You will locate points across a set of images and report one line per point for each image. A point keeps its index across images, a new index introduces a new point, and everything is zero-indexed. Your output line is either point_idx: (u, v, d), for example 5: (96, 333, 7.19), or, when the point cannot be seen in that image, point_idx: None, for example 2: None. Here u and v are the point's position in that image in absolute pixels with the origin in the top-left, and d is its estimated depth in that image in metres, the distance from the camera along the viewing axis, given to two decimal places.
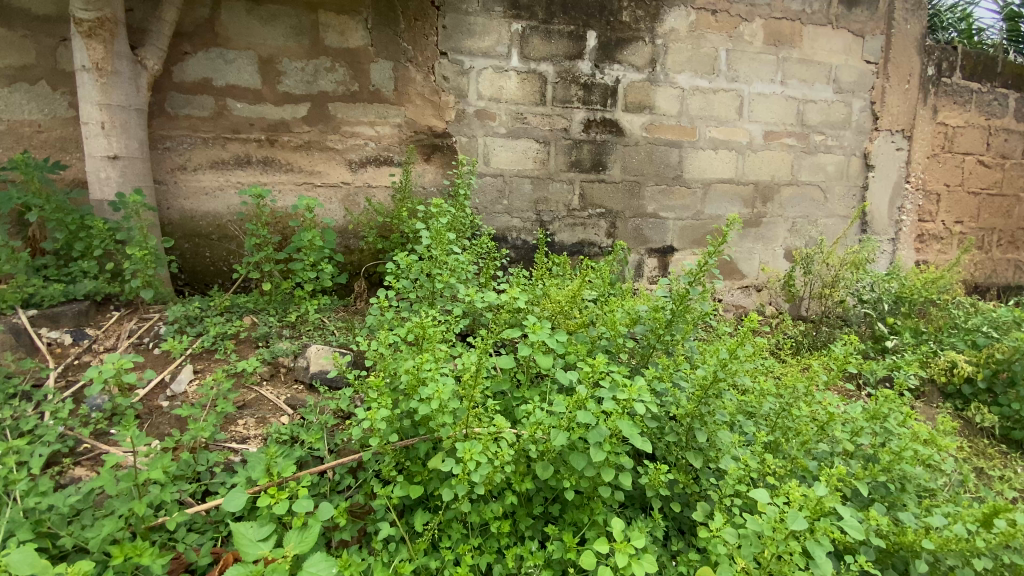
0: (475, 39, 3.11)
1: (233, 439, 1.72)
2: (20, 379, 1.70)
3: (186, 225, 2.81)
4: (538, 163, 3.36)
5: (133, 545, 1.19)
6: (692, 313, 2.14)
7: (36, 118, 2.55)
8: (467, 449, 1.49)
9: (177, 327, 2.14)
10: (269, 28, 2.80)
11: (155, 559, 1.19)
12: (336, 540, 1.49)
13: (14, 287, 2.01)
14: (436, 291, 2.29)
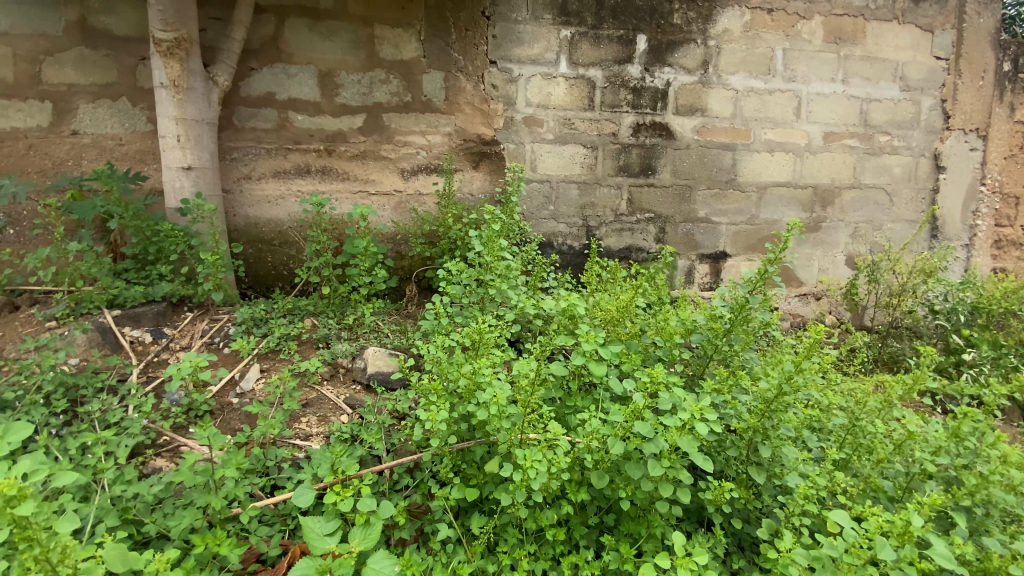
0: (524, 47, 3.14)
1: (297, 436, 1.79)
2: (107, 375, 1.82)
3: (250, 231, 2.96)
4: (586, 168, 3.34)
5: (213, 535, 1.26)
6: (751, 325, 2.03)
7: (118, 132, 2.76)
8: (525, 455, 1.48)
9: (244, 328, 2.25)
10: (328, 43, 2.92)
11: (233, 549, 1.26)
12: (395, 539, 1.52)
13: (101, 288, 2.16)
14: (488, 298, 2.30)
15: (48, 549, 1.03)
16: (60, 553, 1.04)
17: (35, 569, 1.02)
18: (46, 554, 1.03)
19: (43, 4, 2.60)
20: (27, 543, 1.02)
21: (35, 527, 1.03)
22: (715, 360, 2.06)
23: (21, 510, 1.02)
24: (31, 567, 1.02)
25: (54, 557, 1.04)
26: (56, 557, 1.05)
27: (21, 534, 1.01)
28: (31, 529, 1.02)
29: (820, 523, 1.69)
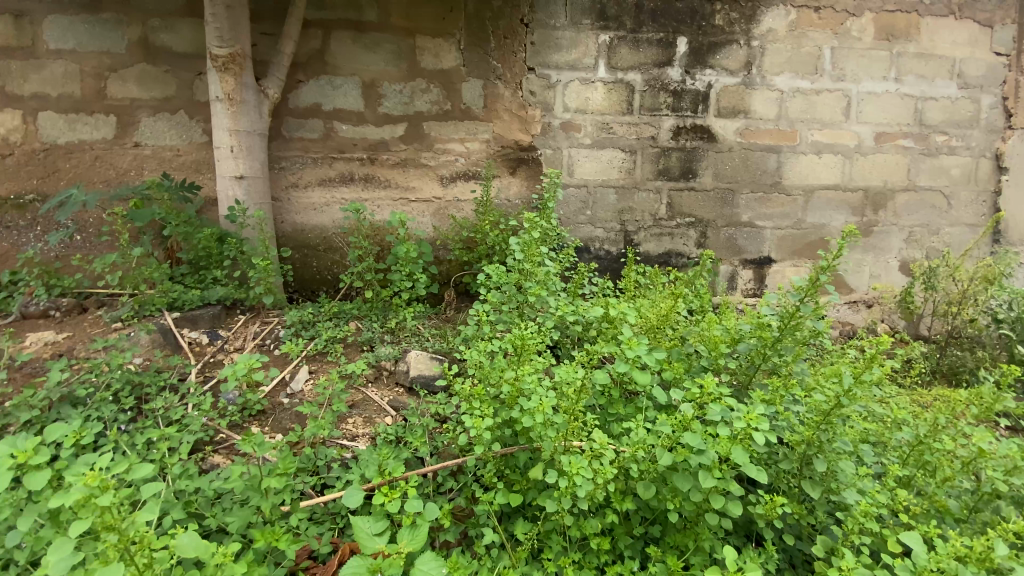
0: (563, 52, 3.14)
1: (344, 436, 1.83)
2: (169, 374, 1.91)
3: (297, 237, 3.06)
4: (624, 173, 3.31)
5: (272, 530, 1.29)
6: (803, 333, 1.96)
7: (176, 143, 2.91)
8: (571, 463, 1.46)
9: (293, 331, 2.33)
10: (372, 54, 3.00)
11: (288, 545, 1.29)
12: (440, 541, 1.53)
13: (161, 292, 2.28)
14: (527, 302, 2.29)
15: (128, 537, 1.08)
16: (139, 542, 1.08)
17: (116, 557, 1.05)
18: (127, 543, 1.07)
19: (110, 25, 2.77)
20: (109, 531, 1.06)
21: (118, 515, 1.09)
22: (762, 369, 1.99)
23: (105, 500, 1.09)
24: (112, 556, 1.05)
25: (133, 546, 1.08)
26: (135, 546, 1.09)
27: (104, 522, 1.07)
28: (115, 516, 1.08)
29: (879, 542, 1.61)
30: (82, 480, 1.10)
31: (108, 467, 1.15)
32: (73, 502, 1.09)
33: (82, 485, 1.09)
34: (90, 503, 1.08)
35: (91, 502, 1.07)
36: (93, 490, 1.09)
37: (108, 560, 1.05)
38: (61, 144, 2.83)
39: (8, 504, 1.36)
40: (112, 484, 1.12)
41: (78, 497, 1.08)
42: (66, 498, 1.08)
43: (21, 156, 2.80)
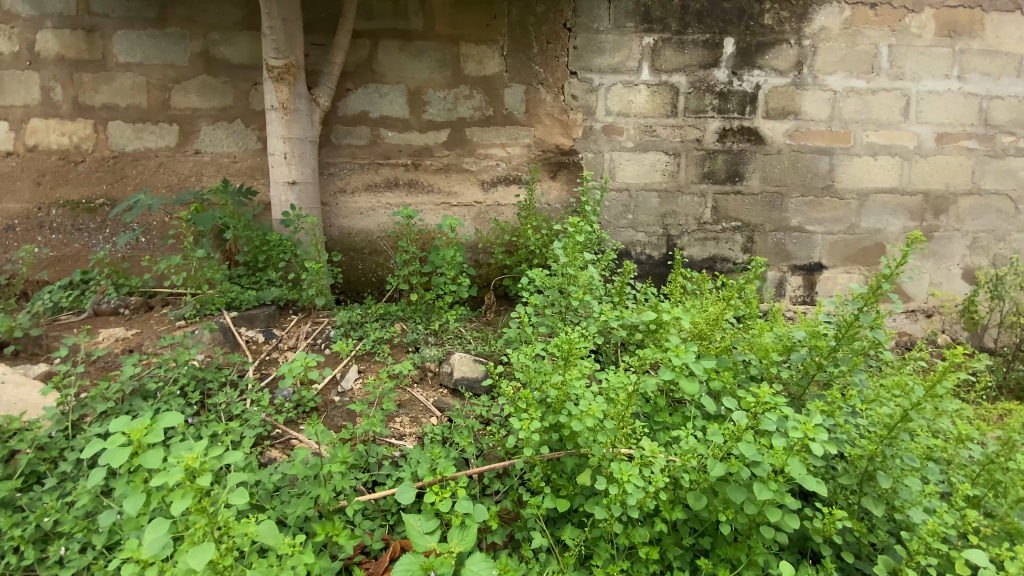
0: (606, 56, 3.12)
1: (392, 435, 1.88)
2: (229, 370, 2.00)
3: (344, 241, 3.15)
4: (667, 176, 3.26)
5: (332, 524, 1.36)
6: (860, 343, 1.87)
7: (233, 151, 3.05)
8: (622, 470, 1.44)
9: (343, 331, 2.40)
10: (417, 62, 3.07)
11: (348, 539, 1.36)
12: (488, 543, 1.55)
13: (220, 292, 2.40)
14: (571, 306, 2.27)
15: (215, 520, 1.12)
16: (224, 525, 1.13)
17: (204, 538, 1.10)
18: (213, 526, 1.12)
19: (174, 38, 2.93)
20: (200, 512, 1.10)
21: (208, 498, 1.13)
22: (817, 379, 1.92)
23: (201, 483, 1.11)
24: (201, 537, 1.10)
25: (219, 528, 1.13)
26: (219, 529, 1.13)
27: (198, 504, 1.10)
28: (206, 500, 1.12)
29: (946, 564, 1.52)
30: (183, 460, 1.12)
31: (204, 451, 1.17)
32: (170, 481, 1.10)
33: (183, 465, 1.11)
34: (188, 483, 1.11)
35: (190, 485, 1.09)
36: (191, 472, 1.11)
37: (197, 540, 1.10)
38: (129, 151, 3.00)
39: (87, 489, 1.45)
40: (208, 468, 1.14)
41: (177, 479, 1.09)
42: (166, 478, 1.09)
43: (93, 163, 2.99)
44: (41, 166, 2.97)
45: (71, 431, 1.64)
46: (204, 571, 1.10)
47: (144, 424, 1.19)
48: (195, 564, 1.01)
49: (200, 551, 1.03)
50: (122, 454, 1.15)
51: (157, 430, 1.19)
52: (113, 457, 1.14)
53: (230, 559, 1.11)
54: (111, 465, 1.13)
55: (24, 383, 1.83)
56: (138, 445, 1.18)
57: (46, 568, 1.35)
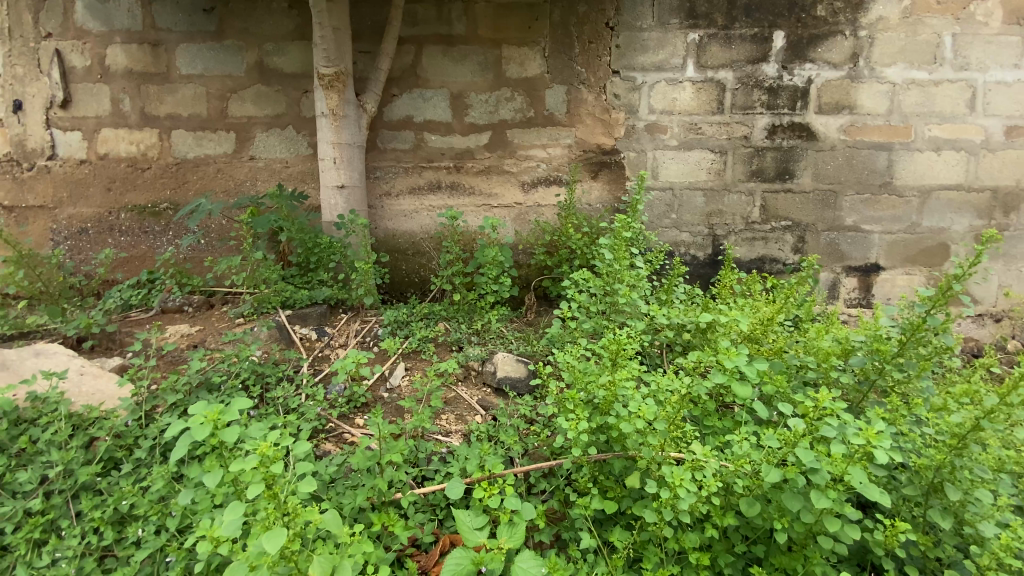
0: (649, 54, 3.08)
1: (439, 431, 1.93)
2: (286, 365, 2.09)
3: (389, 242, 3.23)
4: (713, 174, 3.18)
5: (387, 516, 1.41)
6: (926, 347, 1.81)
7: (285, 156, 3.19)
8: (675, 473, 1.41)
9: (390, 329, 2.47)
10: (460, 66, 3.11)
11: (403, 531, 1.40)
12: (535, 540, 1.56)
13: (276, 292, 2.50)
14: (616, 307, 2.24)
15: (284, 506, 1.17)
16: (292, 510, 1.17)
17: (275, 522, 1.15)
18: (282, 511, 1.16)
19: (231, 50, 3.08)
20: (272, 497, 1.17)
21: (279, 486, 1.19)
22: (876, 386, 1.83)
23: (274, 469, 1.18)
24: (273, 522, 1.14)
25: (287, 514, 1.17)
26: (288, 515, 1.17)
27: (270, 489, 1.17)
28: (278, 487, 1.19)
29: None
30: (259, 448, 1.19)
31: (277, 440, 1.23)
32: (247, 467, 1.17)
33: (258, 453, 1.19)
34: (262, 469, 1.18)
35: (265, 471, 1.16)
36: (266, 459, 1.18)
37: (269, 525, 1.15)
38: (190, 158, 3.18)
39: (161, 475, 1.54)
40: (279, 456, 1.21)
41: (253, 465, 1.17)
42: (244, 463, 1.16)
43: (158, 170, 3.18)
44: (111, 173, 3.18)
45: (144, 420, 1.75)
46: (275, 556, 1.14)
47: (220, 407, 1.27)
48: (268, 548, 1.05)
49: (272, 537, 1.07)
50: (203, 429, 1.21)
51: (232, 411, 1.26)
52: (196, 431, 1.20)
53: (299, 544, 1.16)
54: (195, 437, 1.18)
55: (102, 373, 1.96)
56: (216, 424, 1.24)
57: (125, 548, 1.46)
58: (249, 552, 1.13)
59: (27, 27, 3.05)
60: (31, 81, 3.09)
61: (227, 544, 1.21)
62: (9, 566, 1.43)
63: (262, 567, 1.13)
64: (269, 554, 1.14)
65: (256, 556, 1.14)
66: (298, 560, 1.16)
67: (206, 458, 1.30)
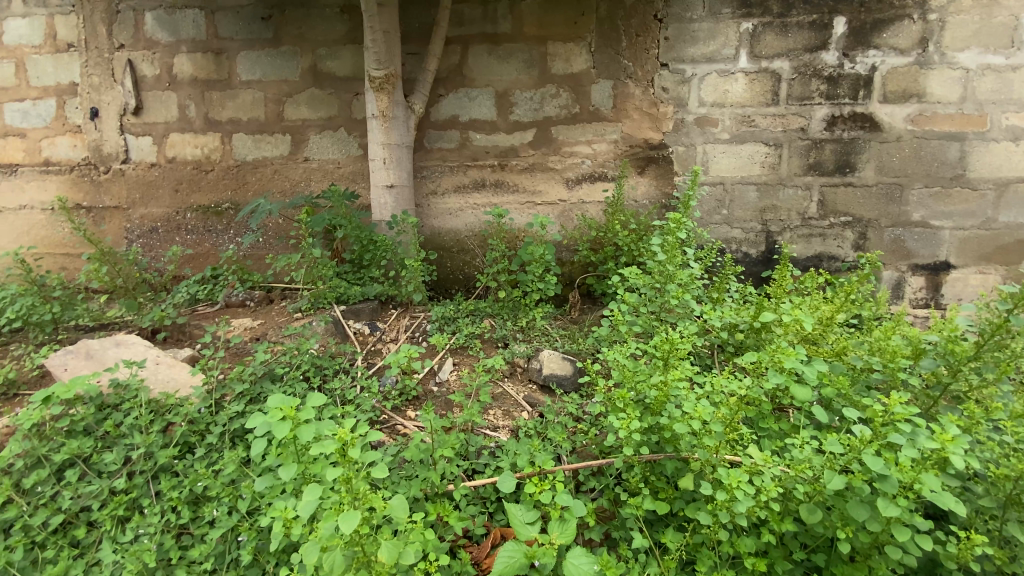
0: (699, 45, 3.00)
1: (487, 426, 1.96)
2: (342, 359, 2.17)
3: (435, 240, 3.29)
4: (767, 168, 3.07)
5: (443, 507, 1.45)
6: (1005, 350, 1.69)
7: (337, 157, 3.30)
8: (732, 476, 1.38)
9: (438, 325, 2.54)
10: (505, 64, 3.12)
11: (458, 521, 1.43)
12: (585, 538, 1.55)
13: (331, 288, 2.60)
14: (667, 305, 2.19)
15: (355, 491, 1.22)
16: (362, 496, 1.22)
17: (347, 505, 1.20)
18: (353, 495, 1.21)
19: (287, 55, 3.21)
20: (345, 482, 1.22)
21: (355, 472, 1.25)
22: (947, 392, 1.73)
23: (351, 455, 1.24)
24: (345, 505, 1.20)
25: (358, 500, 1.22)
26: (359, 499, 1.22)
27: (345, 474, 1.22)
28: (352, 473, 1.24)
29: None
30: (338, 433, 1.25)
31: (354, 428, 1.29)
32: (327, 452, 1.24)
33: (337, 440, 1.25)
34: (340, 455, 1.24)
35: (343, 456, 1.21)
36: (344, 445, 1.24)
37: (342, 507, 1.20)
38: (249, 160, 3.34)
39: (232, 459, 1.64)
40: (356, 443, 1.26)
41: (331, 449, 1.23)
42: (325, 448, 1.23)
43: (220, 172, 3.36)
44: (179, 175, 3.38)
45: (215, 407, 1.86)
46: (346, 537, 1.19)
47: (297, 403, 1.33)
48: (343, 527, 1.10)
49: (348, 517, 1.12)
50: (284, 426, 1.27)
51: (308, 408, 1.32)
52: (276, 425, 1.26)
53: (368, 528, 1.20)
54: (275, 432, 1.25)
55: (175, 363, 2.09)
56: (293, 419, 1.30)
57: (200, 527, 1.56)
58: (321, 533, 1.19)
59: (102, 39, 3.28)
60: (106, 90, 3.33)
61: (300, 526, 1.27)
62: (97, 540, 1.56)
63: (334, 548, 1.19)
64: (340, 536, 1.19)
65: (328, 538, 1.20)
66: (366, 543, 1.20)
67: (281, 444, 1.36)
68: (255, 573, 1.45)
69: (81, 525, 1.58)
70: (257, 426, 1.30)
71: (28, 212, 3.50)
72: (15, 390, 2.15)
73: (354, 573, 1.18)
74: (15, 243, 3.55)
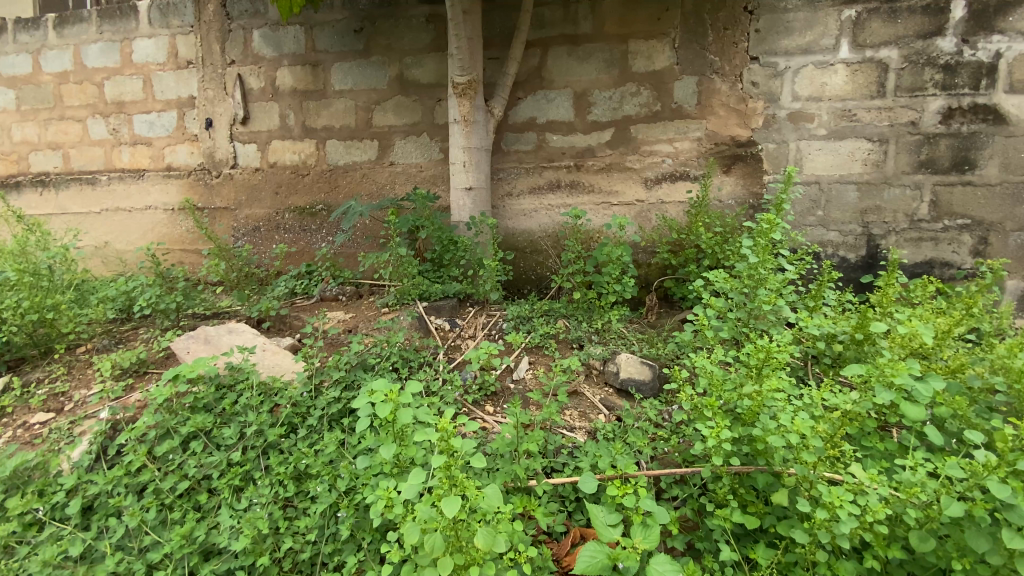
0: (794, 36, 2.83)
1: (565, 426, 1.97)
2: (424, 352, 2.27)
3: (508, 240, 3.34)
4: (869, 166, 2.83)
5: (528, 501, 1.48)
6: None
7: (420, 161, 3.44)
8: (833, 495, 1.29)
9: (514, 324, 2.58)
10: (585, 65, 3.11)
11: (542, 516, 1.46)
12: (667, 545, 1.52)
13: (414, 285, 2.73)
14: (759, 312, 2.06)
15: (453, 478, 1.28)
16: (458, 483, 1.29)
17: (447, 491, 1.27)
18: (451, 482, 1.27)
19: (376, 65, 3.40)
20: (445, 469, 1.28)
21: (454, 460, 1.32)
22: None
23: (452, 443, 1.31)
24: (445, 490, 1.26)
25: (456, 486, 1.28)
26: (456, 486, 1.28)
27: (447, 461, 1.29)
28: (451, 460, 1.31)
29: None
30: (438, 424, 1.33)
31: (451, 418, 1.36)
32: (429, 439, 1.31)
33: (439, 427, 1.31)
34: (441, 443, 1.31)
35: (444, 444, 1.28)
36: (445, 435, 1.32)
37: (443, 493, 1.26)
38: (341, 165, 3.57)
39: (332, 441, 1.79)
40: (455, 433, 1.34)
41: (435, 437, 1.29)
42: (427, 434, 1.30)
43: (315, 176, 3.62)
44: (279, 179, 3.68)
45: (315, 392, 2.01)
46: (444, 521, 1.24)
47: (396, 387, 1.41)
48: (446, 511, 1.15)
49: (449, 502, 1.17)
50: (384, 407, 1.37)
51: (406, 394, 1.40)
52: (380, 408, 1.36)
53: (464, 514, 1.25)
54: (379, 414, 1.34)
55: (278, 351, 2.29)
56: (393, 403, 1.39)
57: (303, 501, 1.69)
58: (421, 516, 1.25)
59: (217, 56, 3.64)
60: (219, 102, 3.69)
61: (398, 506, 1.36)
62: (216, 506, 1.73)
63: (433, 530, 1.24)
64: (438, 520, 1.25)
65: (427, 520, 1.26)
66: (462, 530, 1.25)
67: (382, 429, 1.46)
68: (351, 548, 1.55)
69: (203, 492, 1.76)
70: (363, 411, 1.39)
71: (153, 212, 3.96)
72: (146, 368, 2.44)
73: (448, 555, 1.23)
74: (143, 239, 4.02)
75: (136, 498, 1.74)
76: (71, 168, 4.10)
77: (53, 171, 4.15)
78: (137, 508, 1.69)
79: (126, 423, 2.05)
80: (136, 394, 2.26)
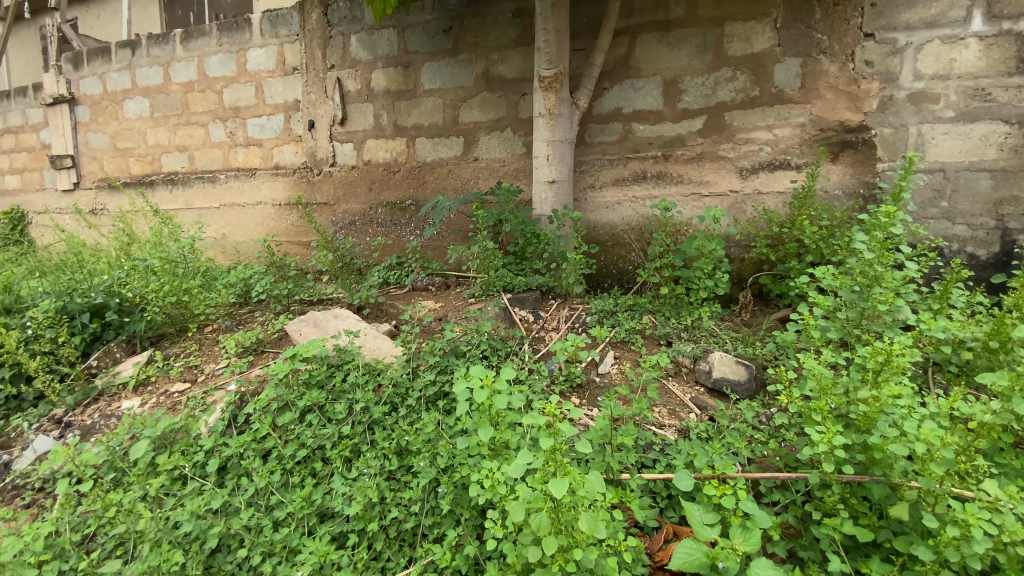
0: (916, 9, 2.57)
1: (653, 423, 1.95)
2: (511, 342, 2.35)
3: (590, 234, 3.33)
4: (1007, 151, 2.51)
5: (624, 492, 1.49)
6: None
7: (504, 155, 3.50)
8: (965, 510, 1.18)
9: (598, 318, 2.57)
10: (676, 51, 3.01)
11: (637, 508, 1.46)
12: (767, 550, 1.47)
13: (499, 277, 2.80)
14: (872, 312, 1.91)
15: (558, 462, 1.33)
16: (563, 467, 1.33)
17: (551, 473, 1.32)
18: (556, 465, 1.33)
19: (464, 62, 3.50)
20: (551, 453, 1.33)
21: (558, 445, 1.36)
22: None
23: (559, 428, 1.35)
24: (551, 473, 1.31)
25: (559, 469, 1.32)
26: (560, 470, 1.33)
27: (554, 445, 1.34)
28: (556, 445, 1.36)
29: None
30: (545, 409, 1.38)
31: (557, 404, 1.41)
32: (536, 424, 1.37)
33: (546, 412, 1.37)
34: (548, 427, 1.36)
35: (552, 428, 1.34)
36: (551, 419, 1.37)
37: (548, 475, 1.32)
38: (429, 161, 3.72)
39: (430, 421, 1.91)
40: (562, 419, 1.38)
41: (544, 421, 1.35)
42: (535, 419, 1.36)
43: (405, 172, 3.81)
44: (373, 176, 3.91)
45: (413, 374, 2.16)
46: (546, 504, 1.29)
47: (493, 374, 1.48)
48: (556, 492, 1.20)
49: (558, 483, 1.22)
50: (481, 393, 1.44)
51: (503, 380, 1.46)
52: (477, 393, 1.43)
53: (569, 498, 1.29)
54: (477, 399, 1.41)
55: (379, 336, 2.48)
56: (490, 389, 1.46)
57: (405, 475, 1.82)
58: (525, 495, 1.31)
59: (319, 61, 3.93)
60: (321, 104, 3.98)
61: (498, 487, 1.43)
62: (329, 474, 1.90)
63: (538, 510, 1.29)
64: (543, 501, 1.30)
65: (533, 499, 1.32)
66: (564, 514, 1.28)
67: (480, 413, 1.54)
68: (450, 522, 1.66)
69: (318, 460, 1.94)
70: (461, 396, 1.48)
71: (264, 207, 4.36)
72: (263, 347, 2.72)
73: (553, 535, 1.27)
74: (255, 231, 4.46)
75: (261, 462, 1.96)
76: (195, 168, 4.61)
77: (181, 171, 4.69)
78: (265, 470, 1.90)
79: (250, 395, 2.31)
80: (257, 370, 2.53)
